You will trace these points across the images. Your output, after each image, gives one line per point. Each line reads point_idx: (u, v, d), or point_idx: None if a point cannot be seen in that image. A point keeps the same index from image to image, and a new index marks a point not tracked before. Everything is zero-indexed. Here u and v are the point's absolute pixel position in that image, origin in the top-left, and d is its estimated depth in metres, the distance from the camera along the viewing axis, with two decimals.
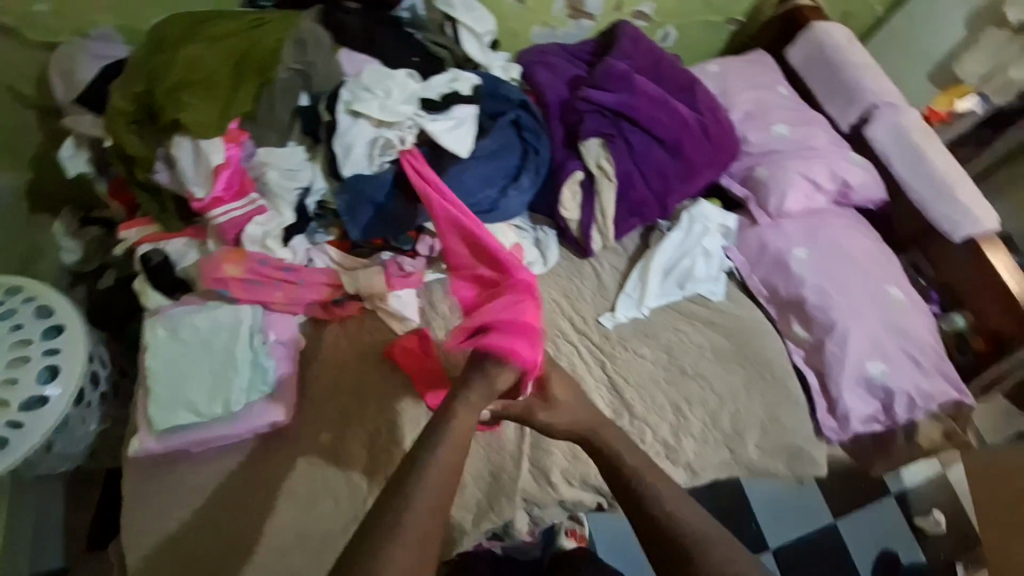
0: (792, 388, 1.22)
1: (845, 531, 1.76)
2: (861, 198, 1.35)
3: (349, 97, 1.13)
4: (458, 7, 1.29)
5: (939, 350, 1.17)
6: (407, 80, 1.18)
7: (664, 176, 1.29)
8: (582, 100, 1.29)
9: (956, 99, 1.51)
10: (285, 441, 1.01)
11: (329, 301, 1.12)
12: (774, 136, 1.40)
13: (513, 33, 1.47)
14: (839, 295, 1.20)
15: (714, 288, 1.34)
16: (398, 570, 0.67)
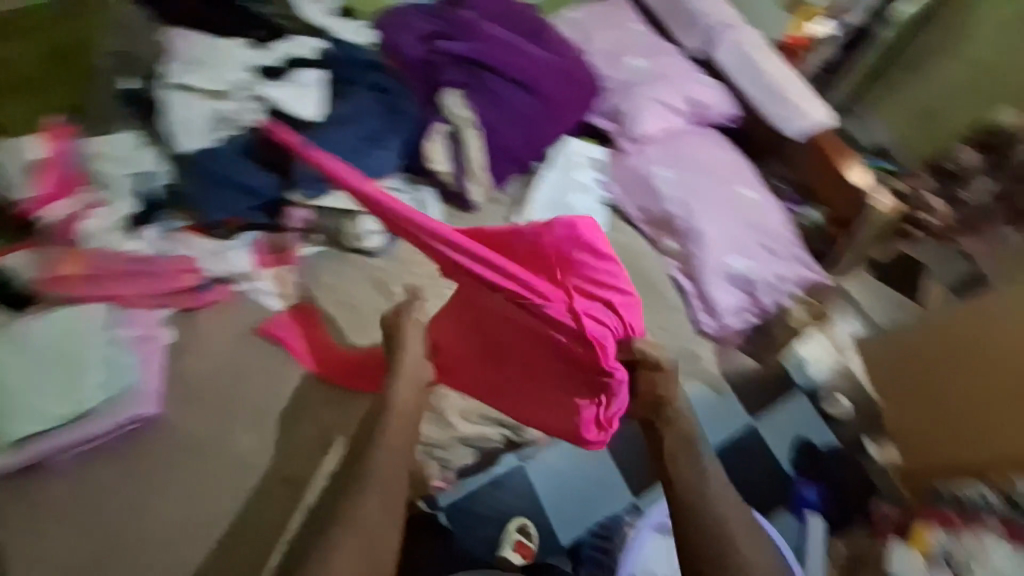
0: (671, 299, 1.30)
1: (767, 433, 1.84)
2: (715, 115, 1.43)
3: (181, 74, 1.15)
4: None
5: (791, 237, 1.29)
6: (240, 51, 1.20)
7: (528, 118, 1.32)
8: (438, 51, 1.32)
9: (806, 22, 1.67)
10: (164, 434, 1.00)
11: (188, 287, 1.09)
12: (630, 69, 1.46)
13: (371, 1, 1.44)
14: (699, 204, 1.29)
15: (594, 219, 1.36)
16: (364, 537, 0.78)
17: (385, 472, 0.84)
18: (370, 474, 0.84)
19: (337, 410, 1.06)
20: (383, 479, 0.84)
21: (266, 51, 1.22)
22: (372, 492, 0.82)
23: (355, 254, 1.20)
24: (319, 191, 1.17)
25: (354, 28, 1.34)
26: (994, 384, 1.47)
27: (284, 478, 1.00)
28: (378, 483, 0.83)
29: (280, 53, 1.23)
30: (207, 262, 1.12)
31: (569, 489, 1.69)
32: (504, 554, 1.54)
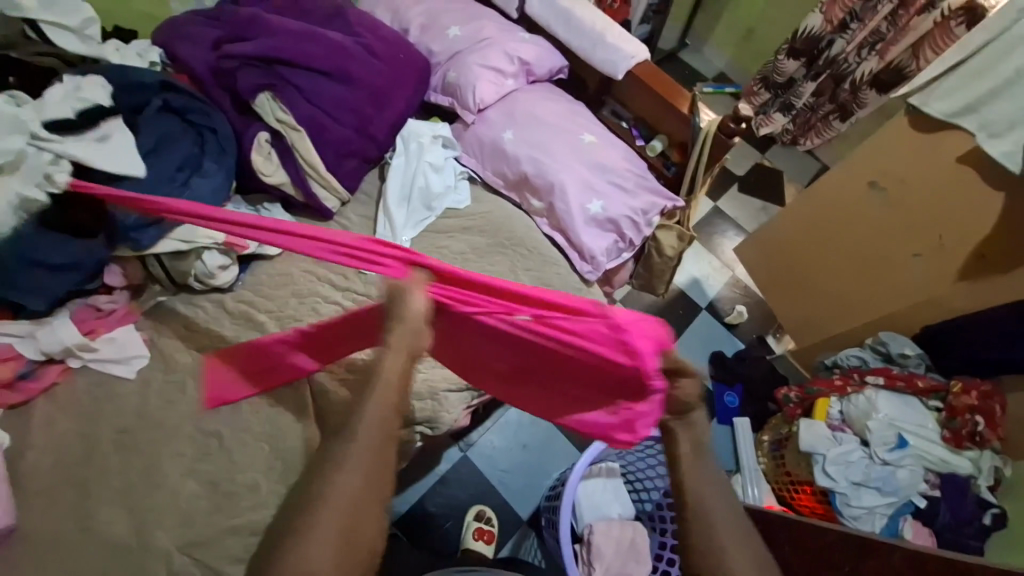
0: (548, 254, 1.32)
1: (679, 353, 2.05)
2: (543, 69, 1.46)
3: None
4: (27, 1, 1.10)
5: (636, 171, 1.32)
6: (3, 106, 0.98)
7: (354, 109, 1.26)
8: (227, 58, 1.20)
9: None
10: (17, 546, 0.87)
11: (12, 378, 0.96)
12: (451, 40, 1.45)
13: (155, 19, 1.38)
14: (548, 157, 1.31)
15: (458, 197, 1.39)
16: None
17: (351, 487, 0.67)
18: (332, 493, 0.67)
19: (223, 456, 0.99)
20: (347, 500, 0.67)
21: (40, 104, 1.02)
22: (327, 514, 0.66)
23: (209, 291, 1.13)
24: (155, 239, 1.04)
25: (137, 49, 1.23)
26: (854, 259, 1.64)
27: (178, 547, 0.90)
28: (343, 507, 0.67)
29: (60, 104, 1.03)
30: (27, 345, 0.97)
31: (515, 463, 1.70)
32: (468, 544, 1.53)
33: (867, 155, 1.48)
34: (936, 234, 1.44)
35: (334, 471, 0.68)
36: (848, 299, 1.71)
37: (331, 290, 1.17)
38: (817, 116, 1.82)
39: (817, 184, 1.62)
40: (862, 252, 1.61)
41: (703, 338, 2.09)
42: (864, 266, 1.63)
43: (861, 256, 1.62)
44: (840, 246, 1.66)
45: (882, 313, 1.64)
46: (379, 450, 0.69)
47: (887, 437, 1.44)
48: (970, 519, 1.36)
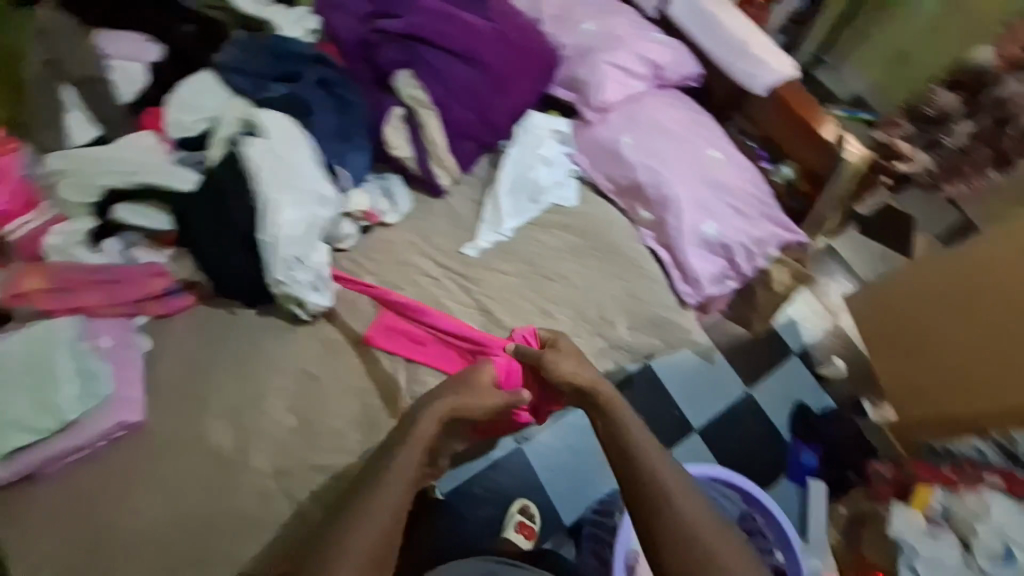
0: (649, 269, 1.28)
1: (760, 398, 1.89)
2: (674, 75, 1.38)
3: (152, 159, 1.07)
4: None
5: (762, 198, 1.23)
6: (290, 222, 1.05)
7: (478, 95, 1.27)
8: (376, 32, 1.26)
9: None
10: (142, 442, 0.98)
11: (158, 293, 1.07)
12: (583, 35, 1.40)
13: None
14: (665, 168, 1.25)
15: (565, 194, 1.37)
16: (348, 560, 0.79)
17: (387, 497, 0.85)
18: (364, 501, 0.85)
19: (315, 401, 1.06)
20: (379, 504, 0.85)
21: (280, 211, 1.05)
22: (369, 521, 0.83)
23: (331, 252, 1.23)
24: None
25: (297, 16, 1.32)
26: (992, 341, 1.40)
27: (270, 474, 0.99)
28: (378, 509, 0.84)
29: (300, 206, 1.07)
30: (178, 266, 1.08)
31: (562, 466, 1.69)
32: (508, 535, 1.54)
33: (1011, 234, 1.34)
34: None
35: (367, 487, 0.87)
36: (974, 381, 1.46)
37: (429, 265, 1.28)
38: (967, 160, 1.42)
39: (960, 246, 1.44)
40: (1005, 333, 1.37)
41: (786, 385, 1.93)
42: (1004, 351, 1.38)
43: (1004, 340, 1.37)
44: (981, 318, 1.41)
45: (985, 411, 1.43)
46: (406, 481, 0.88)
47: (991, 545, 1.28)
48: None
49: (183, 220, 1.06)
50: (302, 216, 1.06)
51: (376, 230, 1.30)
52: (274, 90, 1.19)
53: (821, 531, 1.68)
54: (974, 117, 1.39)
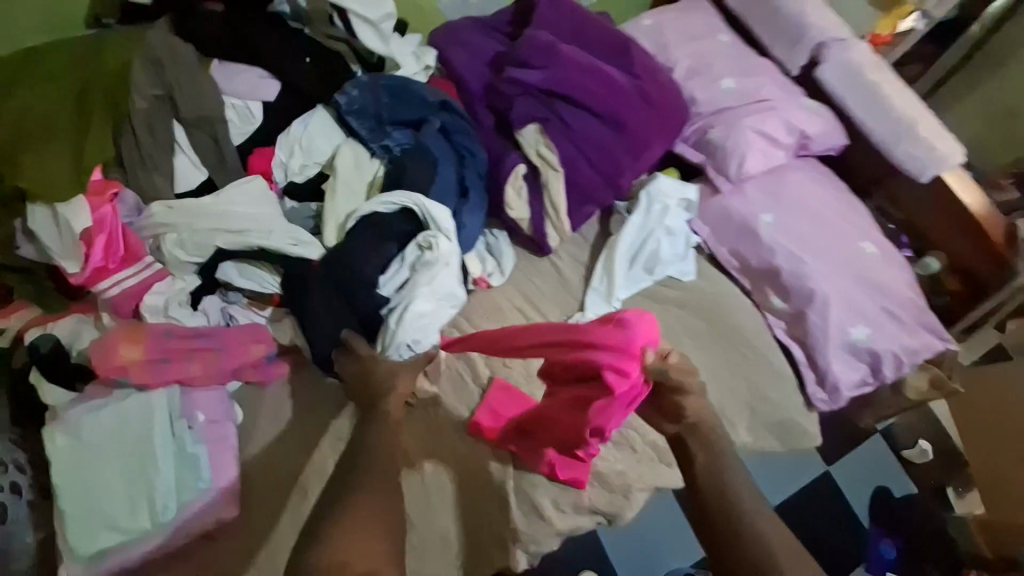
0: (778, 364, 1.16)
1: (840, 478, 1.72)
2: (821, 146, 1.25)
3: (267, 216, 0.98)
4: None
5: (920, 303, 1.12)
6: (415, 316, 0.94)
7: (613, 157, 1.15)
8: (508, 82, 1.15)
9: (899, 19, 1.45)
10: (235, 541, 0.85)
11: (257, 360, 0.95)
12: (722, 93, 1.28)
13: (420, 8, 1.30)
14: (810, 257, 1.13)
15: (684, 268, 1.25)
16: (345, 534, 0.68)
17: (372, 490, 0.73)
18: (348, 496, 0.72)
19: (417, 496, 0.97)
20: (364, 509, 0.71)
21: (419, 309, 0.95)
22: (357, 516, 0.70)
23: None
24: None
25: (415, 50, 1.21)
26: None
27: None
28: (369, 503, 0.72)
29: (437, 304, 0.97)
30: (279, 330, 0.99)
31: None
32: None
33: None
34: None
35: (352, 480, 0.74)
36: None
37: None
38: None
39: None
40: None
41: (870, 468, 1.76)
42: None
43: None
44: None
45: None
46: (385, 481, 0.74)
47: None
48: None
49: (294, 287, 0.96)
50: (438, 316, 0.97)
51: (478, 293, 1.17)
52: (393, 137, 1.10)
53: None
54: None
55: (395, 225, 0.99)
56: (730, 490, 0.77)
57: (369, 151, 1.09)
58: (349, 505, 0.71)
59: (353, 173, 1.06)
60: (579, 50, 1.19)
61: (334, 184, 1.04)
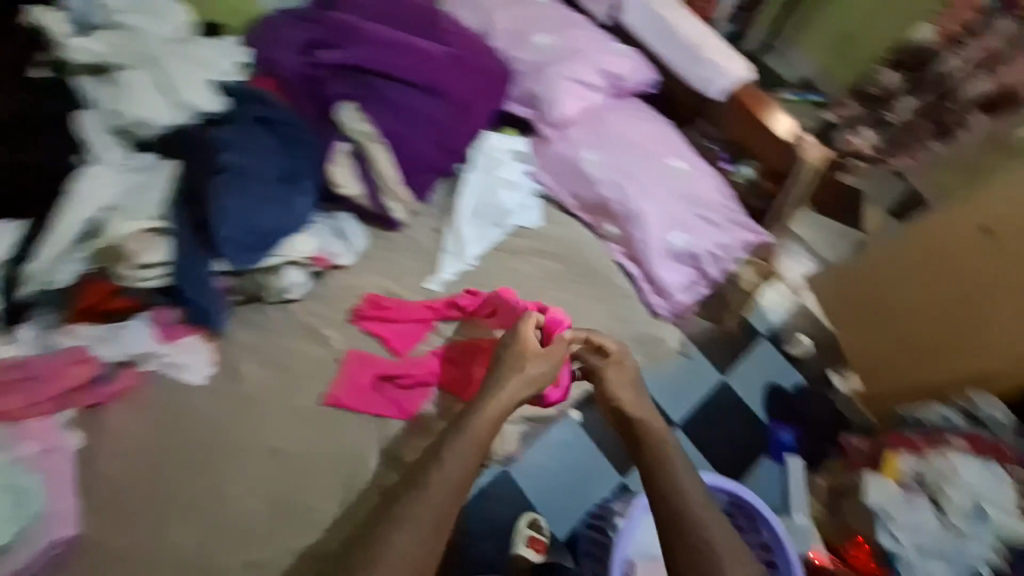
0: (619, 284, 1.26)
1: (736, 383, 1.89)
2: (634, 84, 1.33)
3: (105, 193, 0.99)
4: (134, 17, 1.15)
5: (727, 203, 1.25)
6: (103, 38, 1.11)
7: (438, 124, 1.21)
8: (317, 67, 1.19)
9: None
10: (86, 555, 0.90)
11: (87, 381, 0.98)
12: (537, 49, 1.33)
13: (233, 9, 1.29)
14: (631, 183, 1.22)
15: (531, 217, 1.30)
16: (399, 551, 0.81)
17: (435, 506, 0.85)
18: (411, 510, 0.85)
19: (288, 474, 1.00)
20: (426, 523, 0.84)
21: (147, 48, 1.11)
22: (413, 523, 0.84)
23: (282, 303, 1.15)
24: (255, 260, 1.06)
25: (223, 50, 1.19)
26: (933, 307, 1.58)
27: (240, 564, 0.94)
28: (417, 521, 0.84)
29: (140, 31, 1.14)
30: (105, 347, 1.00)
31: (562, 485, 1.69)
32: (517, 550, 1.54)
33: (974, 204, 1.46)
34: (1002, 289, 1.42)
35: (406, 504, 0.86)
36: (933, 344, 1.61)
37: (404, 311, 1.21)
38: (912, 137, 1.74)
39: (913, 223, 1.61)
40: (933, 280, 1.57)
41: (761, 368, 1.92)
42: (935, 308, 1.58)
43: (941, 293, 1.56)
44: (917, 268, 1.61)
45: (950, 375, 1.57)
46: (462, 480, 0.90)
47: (963, 505, 1.39)
48: None
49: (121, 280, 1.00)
50: (178, 54, 1.14)
51: (335, 275, 1.19)
52: (224, 144, 1.07)
53: (802, 504, 1.69)
54: (918, 95, 1.73)
55: (225, 227, 1.03)
56: (695, 522, 0.88)
57: (169, 157, 1.07)
58: (403, 520, 0.83)
59: (151, 176, 1.04)
60: (387, 27, 1.23)
61: (134, 188, 1.02)
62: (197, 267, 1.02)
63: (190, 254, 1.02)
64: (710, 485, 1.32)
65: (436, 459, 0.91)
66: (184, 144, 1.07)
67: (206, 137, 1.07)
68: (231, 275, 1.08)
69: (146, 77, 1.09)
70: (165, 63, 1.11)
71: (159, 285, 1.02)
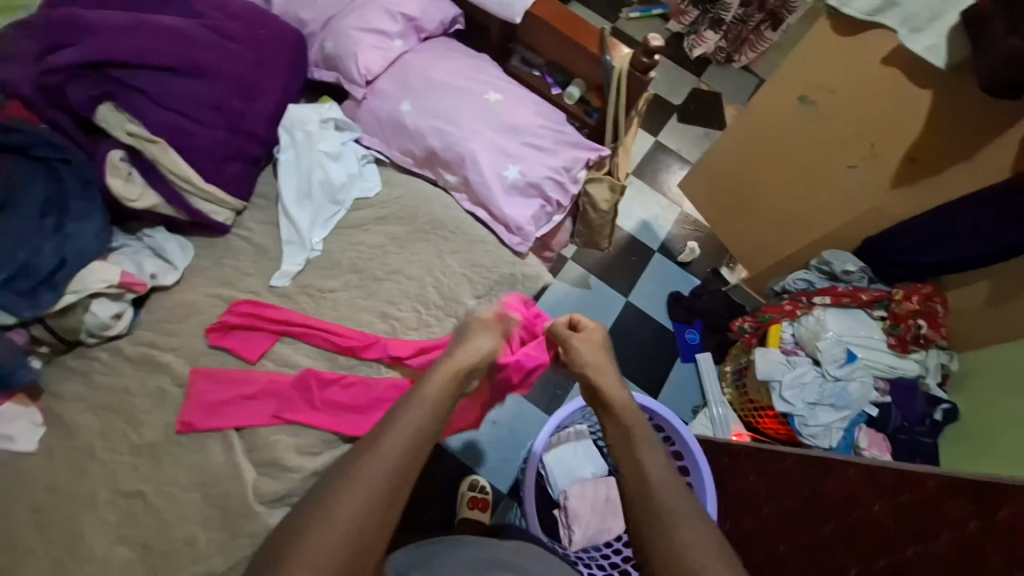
0: (474, 232, 1.22)
1: (641, 303, 1.90)
2: (434, 22, 1.26)
3: None
4: None
5: (552, 125, 1.25)
6: None
7: (221, 106, 1.12)
8: (51, 70, 1.04)
9: None
10: None
11: None
12: (322, 6, 1.24)
13: None
14: (451, 126, 1.18)
15: (367, 184, 1.23)
16: (343, 514, 0.71)
17: (391, 463, 0.75)
18: (356, 483, 0.73)
19: (151, 513, 0.96)
20: (372, 488, 0.73)
21: None
22: (358, 490, 0.73)
23: (107, 342, 1.05)
24: (42, 301, 0.96)
25: None
26: (800, 173, 1.52)
27: None
28: (367, 484, 0.73)
29: None
30: None
31: (488, 440, 1.66)
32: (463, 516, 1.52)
33: (798, 68, 1.37)
34: (858, 132, 1.36)
35: (355, 460, 0.75)
36: (807, 209, 1.57)
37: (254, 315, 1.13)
38: (748, 29, 1.95)
39: (750, 102, 1.50)
40: (797, 143, 1.48)
41: (661, 279, 1.94)
42: (802, 172, 1.52)
43: (806, 155, 1.48)
44: (782, 137, 1.50)
45: (831, 229, 1.56)
46: (414, 443, 0.78)
47: (836, 352, 1.47)
48: (921, 418, 1.42)
49: None
50: None
51: (160, 297, 1.10)
52: None
53: (717, 394, 1.76)
54: None
55: None
56: (646, 478, 0.82)
57: None
58: (350, 486, 0.73)
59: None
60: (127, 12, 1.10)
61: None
62: None
63: None
64: None
65: (398, 414, 0.81)
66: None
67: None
68: (29, 324, 0.99)
69: None
70: None
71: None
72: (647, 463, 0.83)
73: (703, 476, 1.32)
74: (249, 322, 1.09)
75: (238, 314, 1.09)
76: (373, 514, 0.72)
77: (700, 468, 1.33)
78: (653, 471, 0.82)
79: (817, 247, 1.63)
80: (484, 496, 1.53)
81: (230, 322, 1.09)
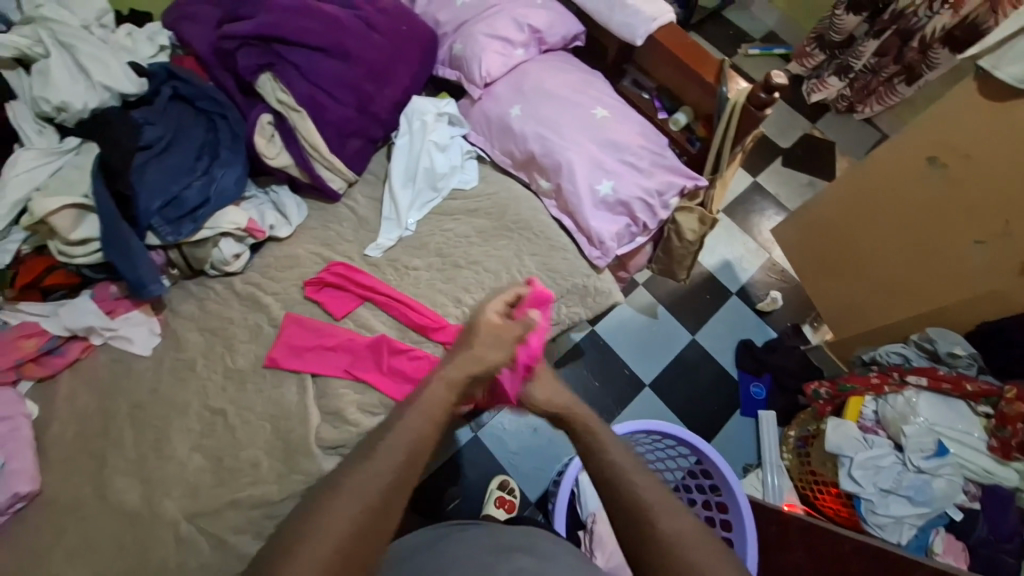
0: (556, 239, 1.26)
1: (707, 344, 1.83)
2: (556, 36, 1.33)
3: (37, 176, 1.08)
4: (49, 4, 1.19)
5: (651, 147, 1.26)
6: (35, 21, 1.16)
7: (354, 87, 1.24)
8: (226, 39, 1.22)
9: None
10: (46, 508, 1.01)
11: (36, 354, 1.08)
12: (458, 10, 1.35)
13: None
14: (554, 135, 1.23)
15: (465, 177, 1.31)
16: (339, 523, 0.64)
17: (391, 473, 0.68)
18: (349, 487, 0.67)
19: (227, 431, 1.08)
20: (369, 499, 0.66)
21: (58, 35, 1.14)
22: (353, 499, 0.66)
23: (224, 276, 1.21)
24: (182, 232, 1.11)
25: (148, 34, 1.27)
26: (917, 238, 1.40)
27: (184, 517, 1.02)
28: (364, 493, 0.66)
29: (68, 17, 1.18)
30: (53, 325, 1.09)
31: (525, 446, 1.67)
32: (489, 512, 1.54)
33: (931, 127, 1.26)
34: (994, 206, 1.23)
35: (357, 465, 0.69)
36: (916, 277, 1.44)
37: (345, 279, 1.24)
38: (879, 80, 1.79)
39: (872, 155, 1.39)
40: (920, 206, 1.36)
41: (733, 323, 1.86)
42: (919, 237, 1.39)
43: (928, 219, 1.36)
44: (904, 196, 1.38)
45: (940, 305, 1.42)
46: (412, 456, 0.71)
47: (924, 442, 1.32)
48: (1011, 535, 1.25)
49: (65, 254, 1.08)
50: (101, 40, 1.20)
51: (272, 246, 1.24)
52: (149, 133, 1.14)
53: (774, 455, 1.63)
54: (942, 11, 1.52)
55: (148, 204, 1.09)
56: (644, 506, 0.70)
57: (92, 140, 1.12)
58: (345, 495, 0.66)
59: (79, 159, 1.10)
60: None
61: (63, 171, 1.09)
62: (126, 248, 1.07)
63: (114, 236, 1.06)
64: (655, 427, 1.31)
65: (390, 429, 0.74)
66: (103, 123, 1.12)
67: (123, 115, 1.13)
68: (164, 248, 1.15)
69: (68, 62, 1.13)
70: (84, 47, 1.14)
71: (96, 261, 1.10)
72: (640, 486, 0.71)
73: (747, 537, 1.24)
74: (342, 284, 1.20)
75: (332, 273, 1.21)
76: (367, 531, 0.64)
77: (745, 522, 1.25)
78: (648, 494, 0.70)
79: (917, 321, 1.49)
80: (511, 497, 1.55)
81: (325, 279, 1.20)
